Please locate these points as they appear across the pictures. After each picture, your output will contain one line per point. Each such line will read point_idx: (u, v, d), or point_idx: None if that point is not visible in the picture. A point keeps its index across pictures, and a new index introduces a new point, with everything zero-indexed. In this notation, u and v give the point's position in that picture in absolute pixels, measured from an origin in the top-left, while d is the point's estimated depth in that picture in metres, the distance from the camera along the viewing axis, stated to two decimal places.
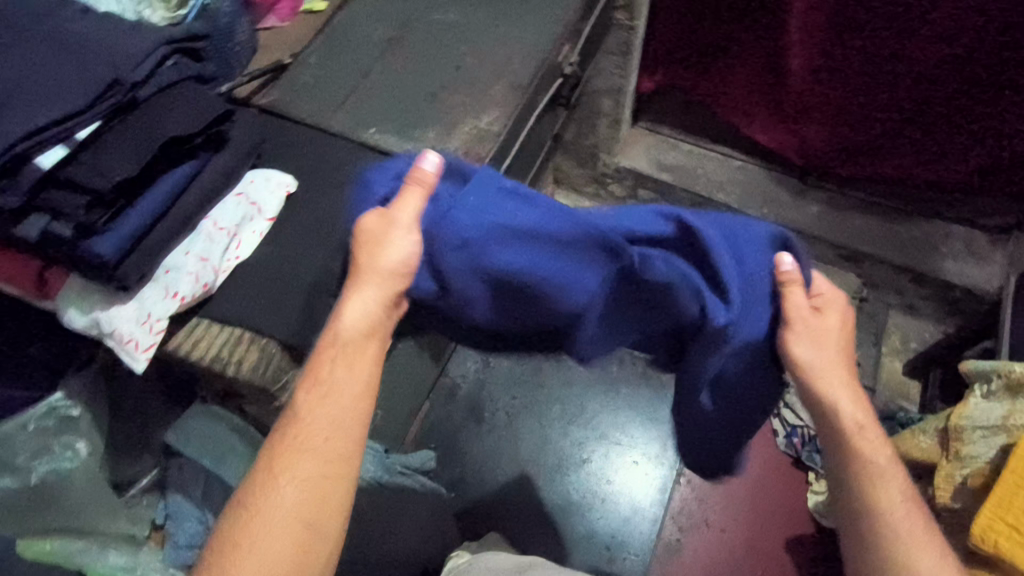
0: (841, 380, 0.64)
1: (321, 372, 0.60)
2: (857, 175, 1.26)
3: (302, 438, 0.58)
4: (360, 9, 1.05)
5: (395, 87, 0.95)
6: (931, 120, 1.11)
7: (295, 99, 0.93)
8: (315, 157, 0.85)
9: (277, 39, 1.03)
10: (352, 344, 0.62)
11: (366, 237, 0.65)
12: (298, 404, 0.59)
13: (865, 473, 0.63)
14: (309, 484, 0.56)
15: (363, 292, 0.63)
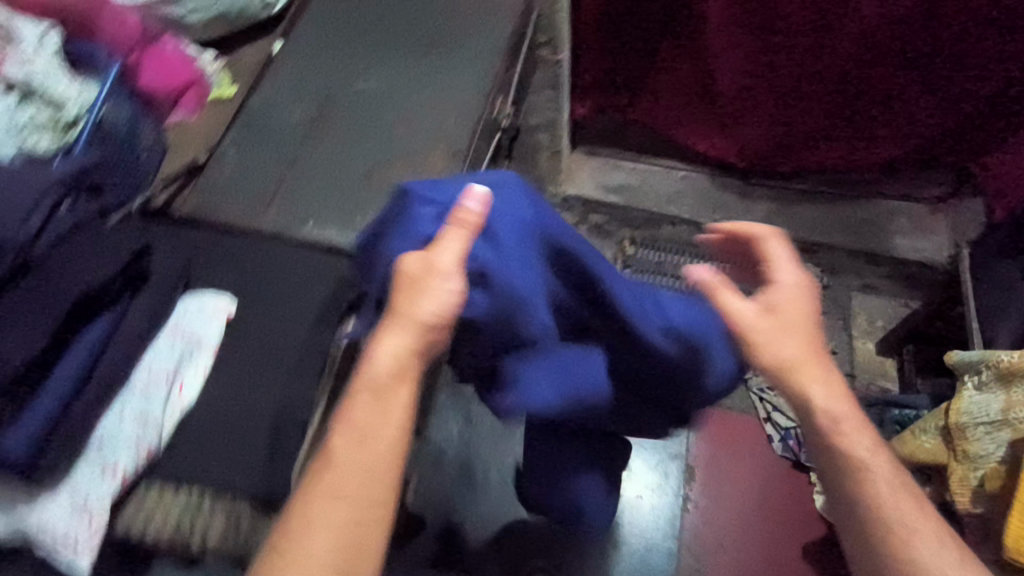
0: (809, 368, 0.60)
1: (353, 412, 0.51)
2: (824, 160, 1.62)
3: (334, 480, 0.48)
4: (282, 94, 1.03)
5: (329, 171, 0.93)
6: (866, 102, 1.48)
7: (220, 201, 0.91)
8: (247, 262, 0.83)
9: (188, 137, 1.03)
10: (388, 383, 0.52)
11: (405, 287, 0.55)
12: (333, 445, 0.50)
13: (848, 467, 0.58)
14: (339, 522, 0.47)
15: (392, 340, 0.53)
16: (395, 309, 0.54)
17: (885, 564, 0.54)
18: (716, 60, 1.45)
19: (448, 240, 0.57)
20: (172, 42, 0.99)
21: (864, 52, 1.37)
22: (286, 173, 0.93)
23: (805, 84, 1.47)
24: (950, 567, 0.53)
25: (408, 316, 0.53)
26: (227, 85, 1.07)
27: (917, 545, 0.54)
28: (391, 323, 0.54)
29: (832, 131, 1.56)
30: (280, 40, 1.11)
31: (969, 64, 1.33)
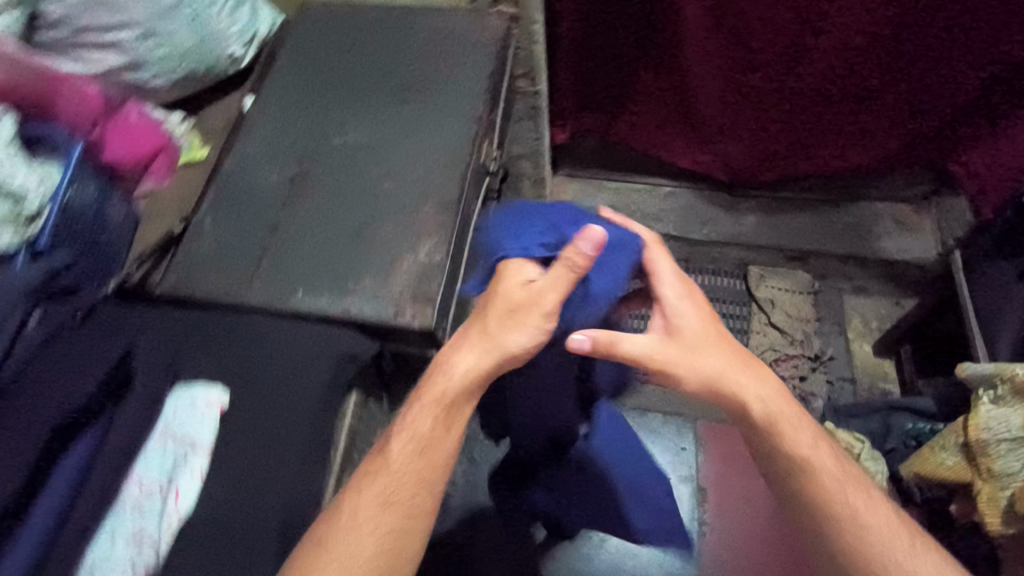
0: (728, 379, 0.76)
1: (414, 426, 0.70)
2: (809, 167, 1.62)
3: (389, 479, 0.67)
4: (258, 154, 0.98)
5: (315, 234, 0.88)
6: (848, 109, 1.47)
7: (201, 276, 0.86)
8: (235, 344, 0.76)
9: (160, 207, 0.97)
10: (453, 401, 0.70)
11: (505, 305, 0.73)
12: (391, 451, 0.69)
13: (790, 451, 0.75)
14: (391, 517, 0.66)
15: (471, 355, 0.71)
16: (490, 326, 0.72)
17: (827, 522, 0.73)
18: (698, 78, 1.43)
19: (552, 272, 0.70)
20: (135, 109, 0.94)
21: (844, 59, 1.36)
22: (270, 240, 0.88)
23: (785, 93, 1.46)
24: (862, 505, 0.73)
25: (497, 343, 0.70)
26: (196, 147, 1.03)
27: (841, 498, 0.73)
28: (479, 340, 0.71)
29: (815, 140, 1.56)
30: (251, 96, 1.07)
31: (947, 64, 1.34)
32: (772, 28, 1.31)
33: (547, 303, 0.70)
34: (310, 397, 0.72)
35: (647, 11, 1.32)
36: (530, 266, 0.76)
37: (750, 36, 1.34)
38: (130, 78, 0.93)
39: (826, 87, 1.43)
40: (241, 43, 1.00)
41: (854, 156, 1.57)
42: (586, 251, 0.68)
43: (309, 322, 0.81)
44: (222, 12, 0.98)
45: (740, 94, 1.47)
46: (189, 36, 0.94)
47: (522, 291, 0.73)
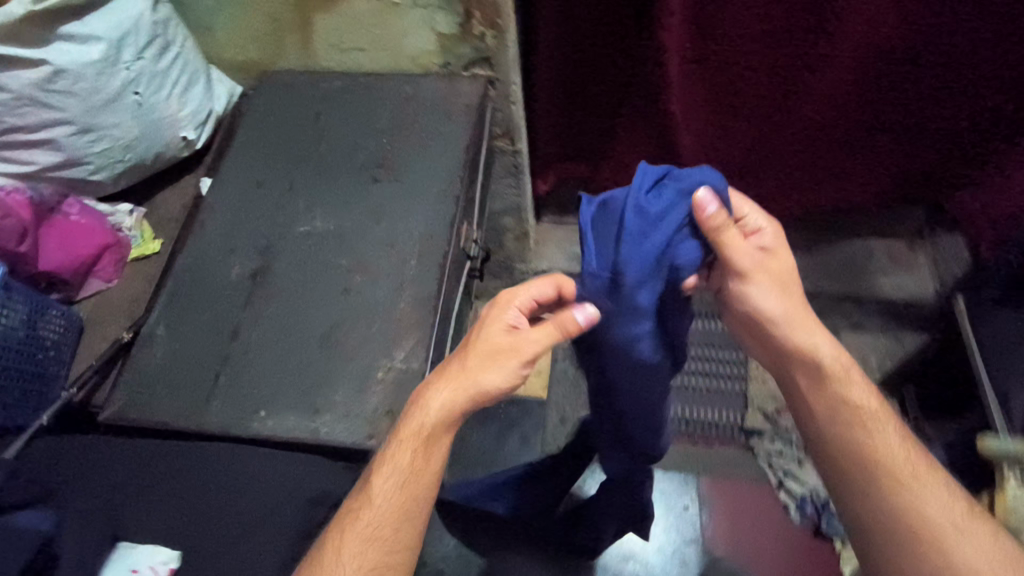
0: (803, 323, 0.71)
1: (394, 460, 0.64)
2: (802, 209, 1.49)
3: (371, 517, 0.64)
4: (213, 248, 0.89)
5: (278, 341, 0.80)
6: (841, 149, 1.36)
7: (152, 399, 0.76)
8: (191, 486, 0.71)
9: (108, 310, 0.88)
10: (431, 439, 0.64)
11: (487, 346, 0.67)
12: (373, 488, 0.65)
13: (851, 410, 0.70)
14: (372, 555, 0.63)
15: (450, 396, 0.64)
16: (471, 365, 0.65)
17: (889, 487, 0.67)
18: (682, 124, 1.29)
19: (545, 331, 0.67)
20: (76, 207, 0.86)
21: (834, 93, 1.24)
22: (229, 350, 0.79)
23: (774, 132, 1.32)
24: (925, 477, 0.67)
25: (474, 383, 0.64)
26: (148, 239, 0.93)
27: (909, 467, 0.68)
28: (459, 374, 0.65)
29: (808, 181, 1.43)
30: (207, 178, 0.98)
31: (942, 93, 1.23)
32: (756, 67, 1.19)
33: (528, 349, 0.66)
34: (272, 550, 0.68)
35: (621, 60, 1.19)
36: (517, 296, 0.70)
37: (732, 77, 1.21)
38: (67, 173, 0.84)
39: (819, 127, 1.31)
40: (195, 126, 0.91)
41: (848, 197, 1.46)
42: (578, 322, 0.68)
43: (275, 450, 0.73)
44: (170, 96, 0.87)
45: (727, 136, 1.34)
46: (132, 123, 0.83)
47: (504, 331, 0.68)
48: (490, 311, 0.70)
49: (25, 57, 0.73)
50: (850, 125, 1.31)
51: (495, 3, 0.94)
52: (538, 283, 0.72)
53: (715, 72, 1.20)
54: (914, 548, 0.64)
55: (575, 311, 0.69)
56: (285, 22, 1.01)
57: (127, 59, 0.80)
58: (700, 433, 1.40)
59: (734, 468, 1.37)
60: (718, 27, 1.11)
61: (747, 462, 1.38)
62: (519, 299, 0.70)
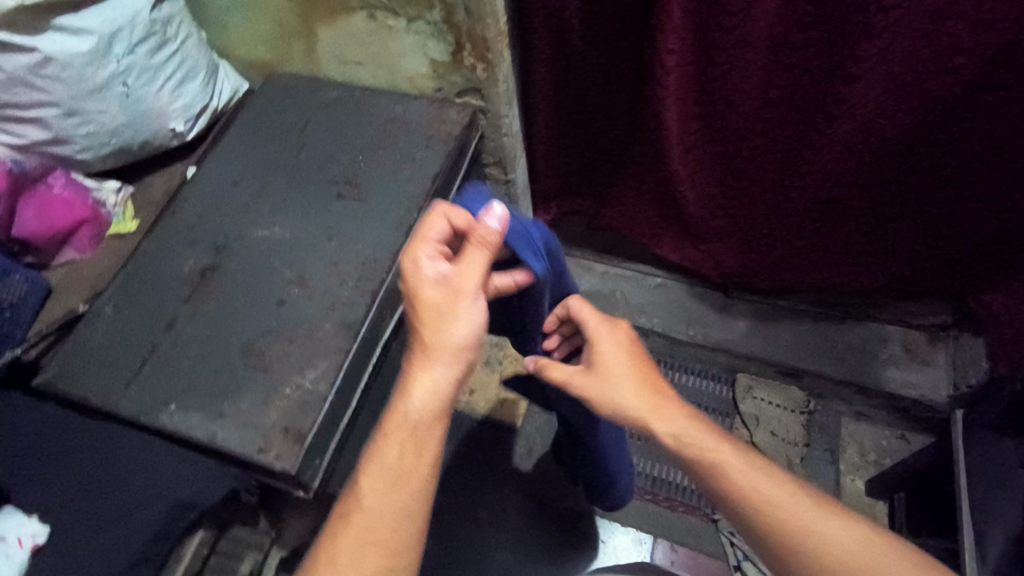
0: (646, 406, 0.63)
1: (380, 459, 0.56)
2: (824, 285, 1.31)
3: (364, 526, 0.55)
4: (176, 238, 0.93)
5: (206, 339, 0.83)
6: (874, 225, 1.17)
7: (80, 372, 0.81)
8: (92, 464, 0.77)
9: (76, 279, 0.94)
10: (421, 427, 0.57)
11: (427, 310, 0.59)
12: (362, 493, 0.56)
13: (714, 476, 0.59)
14: (371, 568, 0.53)
15: (435, 369, 0.58)
16: (427, 334, 0.59)
17: (783, 551, 0.56)
18: (684, 181, 1.14)
19: (474, 259, 0.61)
20: (61, 179, 0.92)
21: (856, 175, 1.07)
22: (160, 340, 0.83)
23: (791, 199, 1.15)
24: (810, 514, 0.57)
25: (442, 345, 0.58)
26: (129, 218, 1.00)
27: (791, 514, 0.57)
28: (418, 348, 0.59)
29: (833, 256, 1.25)
30: (193, 168, 1.03)
31: (986, 186, 1.03)
32: (766, 135, 1.04)
33: (471, 286, 0.60)
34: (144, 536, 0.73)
35: (624, 100, 1.08)
36: (425, 250, 0.62)
37: (740, 143, 1.06)
38: (57, 150, 0.91)
39: (846, 199, 1.13)
40: (184, 119, 0.97)
41: (877, 281, 1.26)
42: (495, 230, 0.61)
43: (175, 445, 0.76)
44: (161, 89, 0.92)
45: (739, 199, 1.18)
46: (117, 112, 0.89)
47: (437, 286, 0.60)
48: (408, 279, 0.61)
49: (18, 43, 0.79)
50: (884, 201, 1.12)
51: (484, 37, 0.94)
52: (434, 221, 0.64)
53: (725, 130, 1.05)
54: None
55: (481, 226, 0.61)
56: (290, 28, 1.05)
57: (118, 53, 0.85)
58: (663, 495, 1.22)
59: (695, 538, 1.18)
60: (722, 86, 0.97)
61: (707, 536, 1.19)
62: (429, 252, 0.62)
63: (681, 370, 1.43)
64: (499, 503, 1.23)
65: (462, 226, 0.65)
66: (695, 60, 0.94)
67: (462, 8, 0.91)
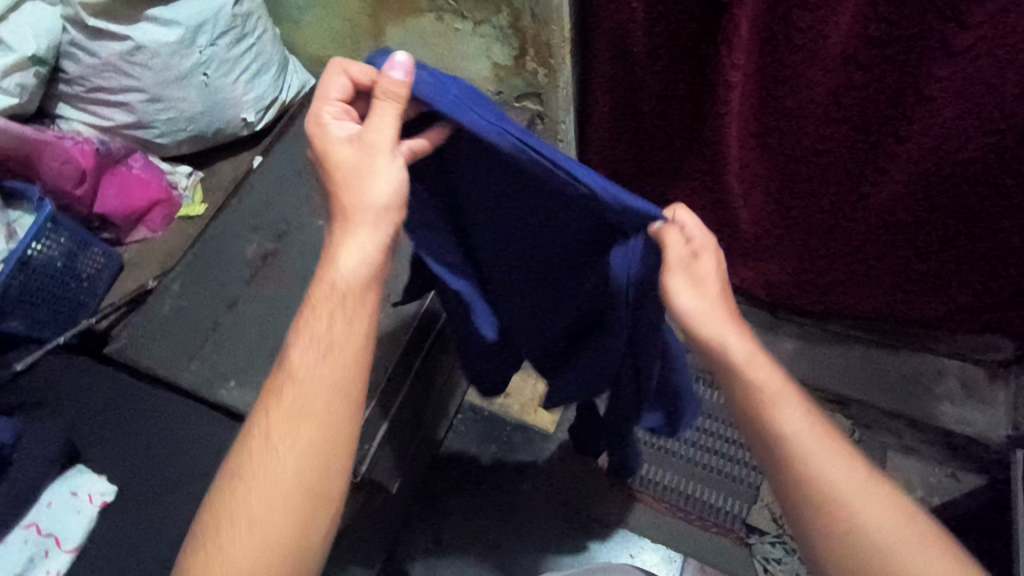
0: (709, 316, 0.55)
1: (310, 327, 0.56)
2: (877, 310, 1.26)
3: (296, 392, 0.55)
4: (240, 222, 0.97)
5: (265, 320, 0.86)
6: (936, 251, 1.13)
7: (148, 343, 0.85)
8: (151, 432, 0.79)
9: (147, 256, 0.99)
10: (348, 295, 0.56)
11: (341, 173, 0.57)
12: (292, 361, 0.56)
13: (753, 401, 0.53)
14: (303, 434, 0.53)
15: (359, 233, 0.57)
16: (343, 197, 0.57)
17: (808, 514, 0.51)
18: (738, 198, 1.12)
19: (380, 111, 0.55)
20: (140, 161, 0.98)
21: (919, 199, 1.04)
22: (222, 318, 0.87)
23: (848, 217, 1.12)
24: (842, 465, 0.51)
25: (360, 203, 0.56)
26: (198, 201, 1.04)
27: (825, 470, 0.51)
28: (342, 212, 0.57)
29: (887, 279, 1.21)
30: (259, 157, 1.07)
31: None
32: (827, 153, 1.02)
33: (383, 142, 0.56)
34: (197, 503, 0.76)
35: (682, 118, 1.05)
36: (328, 113, 0.58)
37: (800, 158, 1.04)
38: (136, 133, 0.97)
39: (907, 220, 1.09)
40: (255, 110, 1.00)
41: (934, 308, 1.22)
42: (399, 80, 0.54)
43: (231, 419, 0.79)
44: (237, 81, 0.96)
45: (795, 215, 1.15)
46: (197, 101, 0.94)
47: (349, 147, 0.57)
48: (315, 144, 0.58)
49: (113, 31, 0.85)
50: (947, 227, 1.08)
51: (549, 42, 0.95)
52: (333, 79, 0.58)
53: (785, 146, 1.03)
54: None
55: (386, 75, 0.54)
56: (359, 27, 1.08)
57: (201, 44, 0.90)
58: (696, 514, 1.19)
59: (724, 558, 1.16)
60: (785, 102, 0.95)
61: (738, 559, 1.16)
62: (333, 114, 0.58)
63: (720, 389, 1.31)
64: (531, 507, 1.22)
65: (363, 79, 0.59)
66: (758, 77, 0.93)
67: (529, 13, 0.92)
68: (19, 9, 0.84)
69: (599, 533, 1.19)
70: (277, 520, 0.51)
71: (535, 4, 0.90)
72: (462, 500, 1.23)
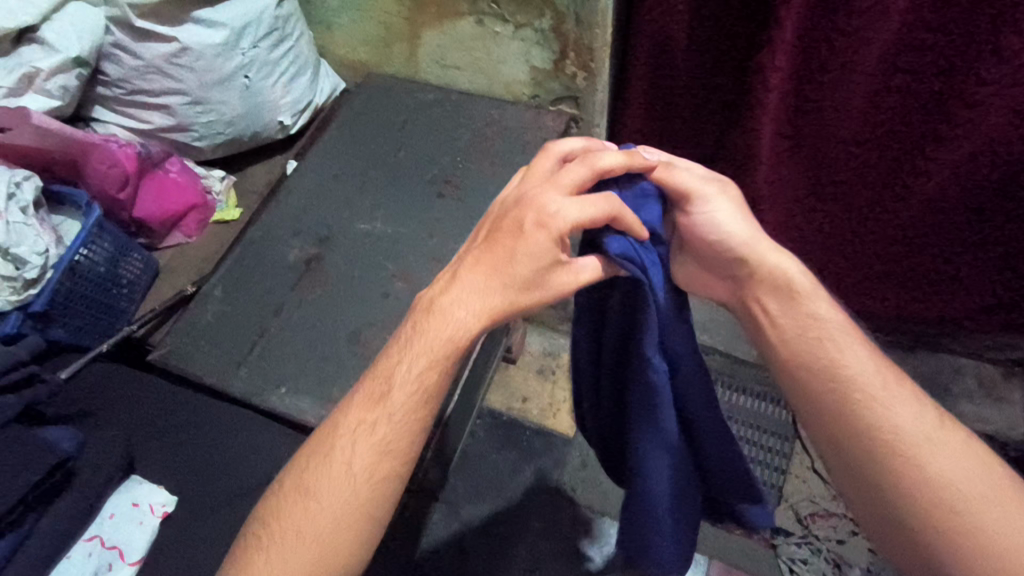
0: (759, 243, 0.62)
1: (408, 366, 0.56)
2: (897, 310, 1.26)
3: (383, 423, 0.56)
4: (280, 226, 0.95)
5: (312, 325, 0.85)
6: (959, 251, 1.12)
7: (193, 350, 0.83)
8: (204, 439, 0.81)
9: (182, 262, 0.98)
10: (452, 354, 0.56)
11: (525, 249, 0.54)
12: (385, 388, 0.56)
13: (813, 333, 0.58)
14: (376, 465, 0.55)
15: (484, 311, 0.55)
16: (511, 276, 0.55)
17: (860, 447, 0.53)
18: (767, 201, 1.10)
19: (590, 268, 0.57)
20: (177, 165, 0.97)
21: (947, 198, 1.04)
22: (269, 323, 0.85)
23: (876, 218, 1.11)
24: (902, 409, 0.53)
25: (519, 296, 0.54)
26: (232, 206, 1.03)
27: (882, 409, 0.53)
28: (489, 304, 0.55)
29: (909, 281, 1.21)
30: (293, 161, 1.06)
31: None
32: (858, 153, 1.02)
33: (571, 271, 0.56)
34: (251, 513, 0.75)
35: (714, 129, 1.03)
36: (574, 221, 0.53)
37: (832, 160, 1.03)
38: (175, 137, 0.96)
39: (931, 219, 1.09)
40: (292, 114, 1.00)
41: (953, 308, 1.21)
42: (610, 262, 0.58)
43: (285, 426, 0.78)
44: (276, 83, 0.95)
45: (823, 216, 1.14)
46: (237, 104, 0.93)
47: (547, 257, 0.54)
48: (544, 202, 0.55)
49: (160, 32, 0.86)
50: (971, 226, 1.08)
51: (591, 46, 0.95)
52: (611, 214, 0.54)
53: (817, 147, 1.02)
54: (905, 519, 0.51)
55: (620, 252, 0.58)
56: (395, 31, 1.07)
57: (244, 46, 0.89)
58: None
59: (751, 560, 1.08)
60: (822, 104, 0.95)
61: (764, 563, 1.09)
62: (576, 223, 0.53)
63: (739, 390, 1.23)
64: (552, 511, 1.15)
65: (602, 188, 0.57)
66: (797, 78, 0.92)
67: (573, 17, 0.92)
68: (62, 10, 0.84)
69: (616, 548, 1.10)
70: (331, 535, 0.54)
71: (579, 6, 0.91)
72: (484, 509, 1.16)
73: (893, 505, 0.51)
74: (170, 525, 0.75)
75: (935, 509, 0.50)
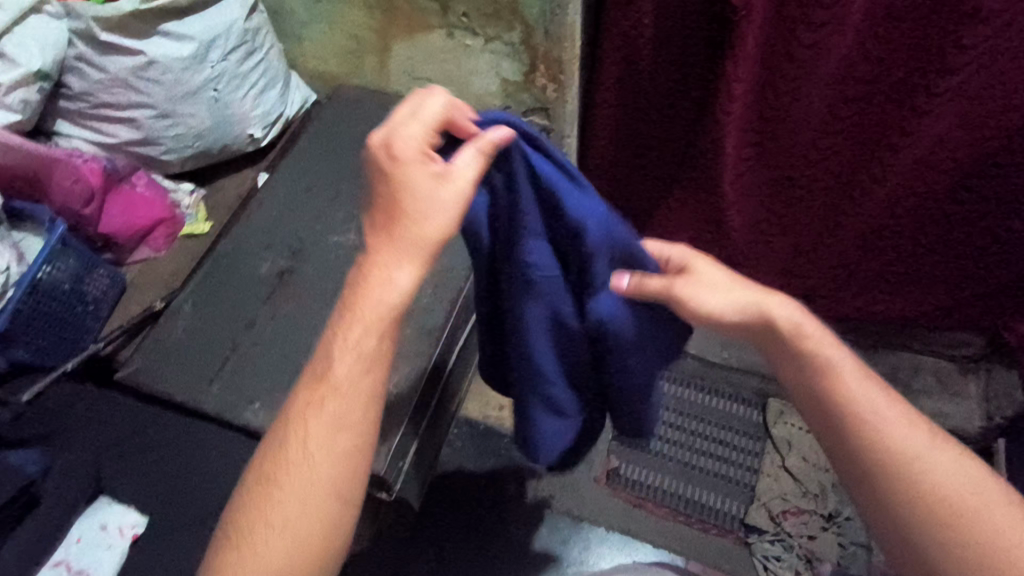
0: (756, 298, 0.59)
1: (350, 341, 0.53)
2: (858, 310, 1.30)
3: (332, 401, 0.53)
4: (251, 239, 0.94)
5: (285, 338, 0.84)
6: (913, 252, 1.17)
7: (162, 367, 0.82)
8: (177, 458, 0.79)
9: (150, 276, 0.97)
10: (394, 320, 0.53)
11: (400, 188, 0.52)
12: (328, 365, 0.53)
13: (817, 372, 0.58)
14: (339, 441, 0.52)
15: (400, 264, 0.52)
16: (404, 218, 0.52)
17: (885, 483, 0.55)
18: (734, 207, 1.12)
19: (472, 159, 0.53)
20: (144, 179, 0.97)
21: (902, 202, 1.09)
22: (240, 337, 0.84)
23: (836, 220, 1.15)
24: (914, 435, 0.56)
25: (422, 226, 0.51)
26: (202, 219, 1.03)
27: (897, 442, 0.55)
28: (406, 247, 0.52)
29: (868, 281, 1.25)
30: (265, 174, 1.05)
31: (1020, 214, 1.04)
32: (819, 160, 1.05)
33: (457, 173, 0.52)
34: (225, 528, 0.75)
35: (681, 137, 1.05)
36: (422, 129, 0.53)
37: (794, 166, 1.06)
38: (141, 150, 0.95)
39: (888, 224, 1.13)
40: (262, 126, 0.99)
41: (909, 308, 1.26)
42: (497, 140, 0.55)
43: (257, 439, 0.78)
44: (246, 95, 0.95)
45: (787, 220, 1.17)
46: (205, 116, 0.93)
47: (431, 173, 0.52)
48: (384, 146, 0.52)
49: (126, 45, 0.85)
50: (924, 229, 1.12)
51: (560, 59, 0.97)
52: (449, 102, 0.54)
53: (779, 154, 1.04)
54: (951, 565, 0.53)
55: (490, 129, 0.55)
56: (366, 43, 1.07)
57: (213, 59, 0.89)
58: (696, 516, 1.15)
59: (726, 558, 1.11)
60: (783, 111, 0.97)
61: (738, 561, 1.11)
62: (426, 130, 0.53)
63: (711, 391, 1.26)
64: (529, 516, 1.16)
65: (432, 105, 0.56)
66: (758, 87, 0.94)
67: (542, 30, 0.94)
68: (24, 21, 0.83)
69: (593, 546, 1.13)
70: (303, 520, 0.51)
71: (547, 21, 0.92)
72: (461, 516, 1.16)
73: (925, 539, 0.54)
74: (144, 539, 0.75)
75: (965, 535, 0.53)
